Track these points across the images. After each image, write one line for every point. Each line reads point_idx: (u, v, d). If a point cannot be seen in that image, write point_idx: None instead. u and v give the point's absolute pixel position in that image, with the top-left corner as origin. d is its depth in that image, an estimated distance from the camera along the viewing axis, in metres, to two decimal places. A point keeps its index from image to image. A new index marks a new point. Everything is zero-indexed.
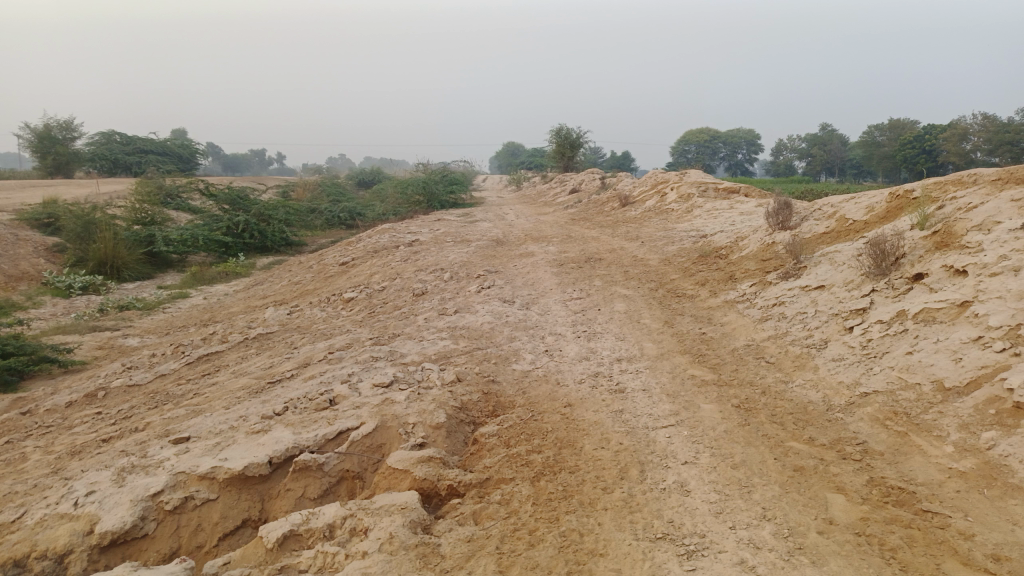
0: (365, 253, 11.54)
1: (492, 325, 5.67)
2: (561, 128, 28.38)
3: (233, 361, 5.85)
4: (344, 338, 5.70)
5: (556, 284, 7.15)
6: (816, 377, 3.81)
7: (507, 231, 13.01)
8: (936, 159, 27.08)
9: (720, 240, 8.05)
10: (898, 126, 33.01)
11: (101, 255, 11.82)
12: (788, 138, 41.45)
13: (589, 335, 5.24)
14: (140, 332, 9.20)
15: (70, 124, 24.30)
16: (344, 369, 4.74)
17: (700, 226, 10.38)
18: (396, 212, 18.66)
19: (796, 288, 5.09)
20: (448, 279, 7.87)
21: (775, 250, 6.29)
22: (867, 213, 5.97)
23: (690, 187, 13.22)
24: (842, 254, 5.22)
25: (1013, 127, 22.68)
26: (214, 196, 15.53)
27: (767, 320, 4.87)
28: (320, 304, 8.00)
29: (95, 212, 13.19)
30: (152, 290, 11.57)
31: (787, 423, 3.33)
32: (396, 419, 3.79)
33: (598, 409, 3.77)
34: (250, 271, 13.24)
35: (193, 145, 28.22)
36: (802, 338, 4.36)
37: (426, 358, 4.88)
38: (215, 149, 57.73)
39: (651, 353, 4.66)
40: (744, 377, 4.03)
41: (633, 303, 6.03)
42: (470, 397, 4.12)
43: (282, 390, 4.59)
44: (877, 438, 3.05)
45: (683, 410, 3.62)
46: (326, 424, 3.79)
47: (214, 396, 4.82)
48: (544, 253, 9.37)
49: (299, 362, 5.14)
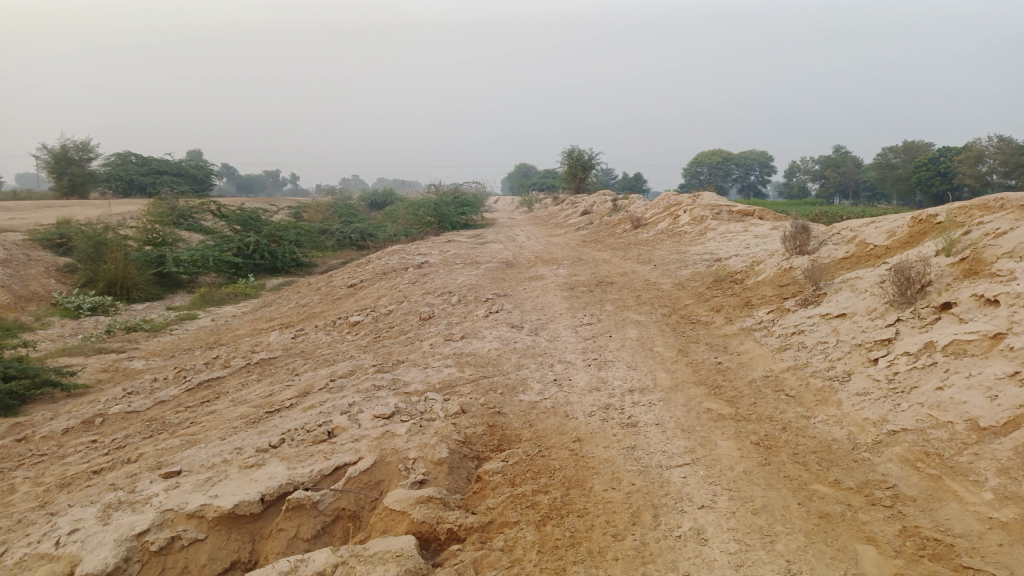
0: (374, 275, 11.41)
1: (500, 352, 5.49)
2: (573, 150, 28.32)
3: (234, 388, 5.69)
4: (347, 364, 5.53)
5: (566, 308, 6.97)
6: (840, 413, 3.61)
7: (518, 253, 12.87)
8: (951, 182, 26.80)
9: (734, 264, 7.86)
10: (912, 148, 32.77)
11: (111, 276, 11.76)
12: (801, 160, 41.26)
13: (600, 364, 5.05)
14: (145, 354, 9.08)
15: (86, 145, 24.48)
16: (345, 398, 4.57)
17: (713, 249, 10.19)
18: (406, 233, 18.58)
19: (816, 316, 4.89)
20: (456, 302, 7.71)
21: (792, 275, 6.09)
22: (888, 238, 5.77)
23: (703, 209, 13.04)
24: (863, 281, 5.02)
25: None
26: (225, 217, 15.50)
27: (785, 350, 4.66)
28: (326, 328, 7.85)
29: (107, 232, 13.17)
30: (160, 311, 11.48)
31: (810, 464, 3.12)
32: (396, 454, 3.60)
33: (608, 445, 3.57)
34: (259, 292, 13.15)
35: (207, 166, 28.38)
36: (823, 369, 4.15)
37: (431, 387, 4.70)
38: (230, 170, 58.19)
39: (665, 384, 4.46)
40: (764, 412, 3.82)
41: (645, 330, 5.84)
42: (475, 430, 3.93)
43: (279, 420, 4.41)
44: (909, 481, 2.83)
45: (698, 448, 3.42)
46: (322, 458, 3.61)
47: (210, 425, 4.66)
48: (554, 276, 9.20)
49: (299, 390, 4.97)
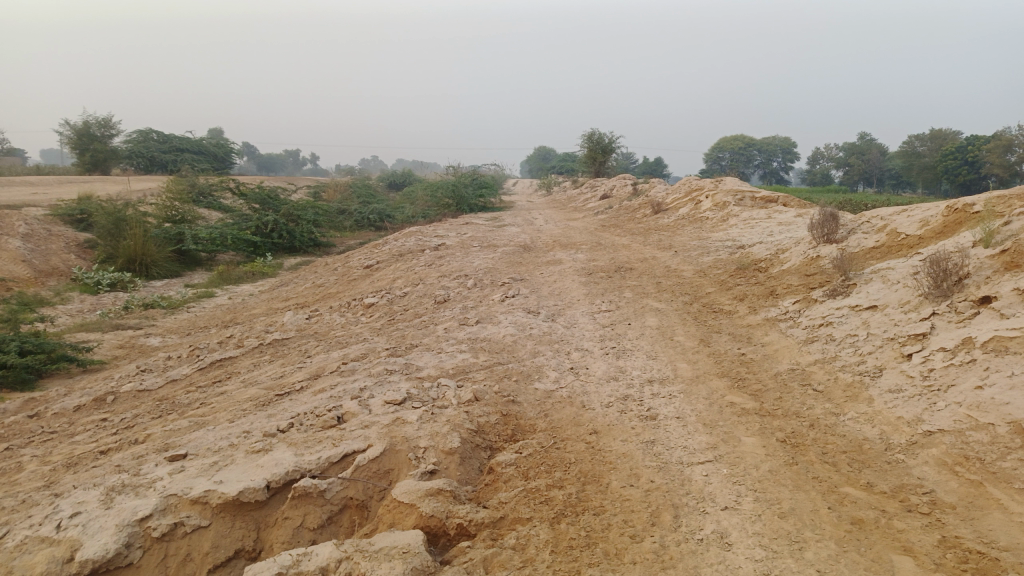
0: (390, 257, 11.29)
1: (515, 338, 5.35)
2: (593, 133, 27.97)
3: (245, 369, 5.60)
4: (360, 347, 5.42)
5: (584, 294, 6.82)
6: (871, 411, 3.44)
7: (536, 236, 12.70)
8: (979, 171, 26.19)
9: (758, 252, 7.65)
10: (939, 136, 32.08)
11: (131, 252, 11.76)
12: (825, 147, 40.59)
13: (618, 352, 4.89)
14: (161, 331, 9.04)
15: (109, 121, 24.55)
16: (356, 382, 4.46)
17: (735, 236, 9.96)
18: (425, 214, 18.45)
19: (845, 307, 4.70)
20: (472, 286, 7.57)
21: (819, 265, 5.89)
22: (921, 227, 5.55)
23: (725, 195, 12.78)
24: (896, 272, 4.82)
25: None
26: (244, 195, 15.43)
27: (812, 343, 4.48)
28: (340, 309, 7.76)
29: (127, 209, 13.14)
30: (178, 289, 11.45)
31: (841, 466, 2.96)
32: (407, 442, 3.49)
33: (627, 439, 3.43)
34: (276, 271, 13.09)
35: (228, 144, 28.34)
36: (853, 364, 3.98)
37: (444, 373, 4.58)
38: (250, 149, 58.23)
39: (686, 376, 4.31)
40: (790, 408, 3.66)
41: (666, 318, 5.67)
42: (488, 419, 3.81)
43: (288, 404, 4.31)
44: (947, 487, 2.67)
45: (721, 444, 3.27)
46: (330, 445, 3.49)
47: (220, 407, 4.56)
48: (572, 261, 9.03)
49: (310, 373, 4.86)
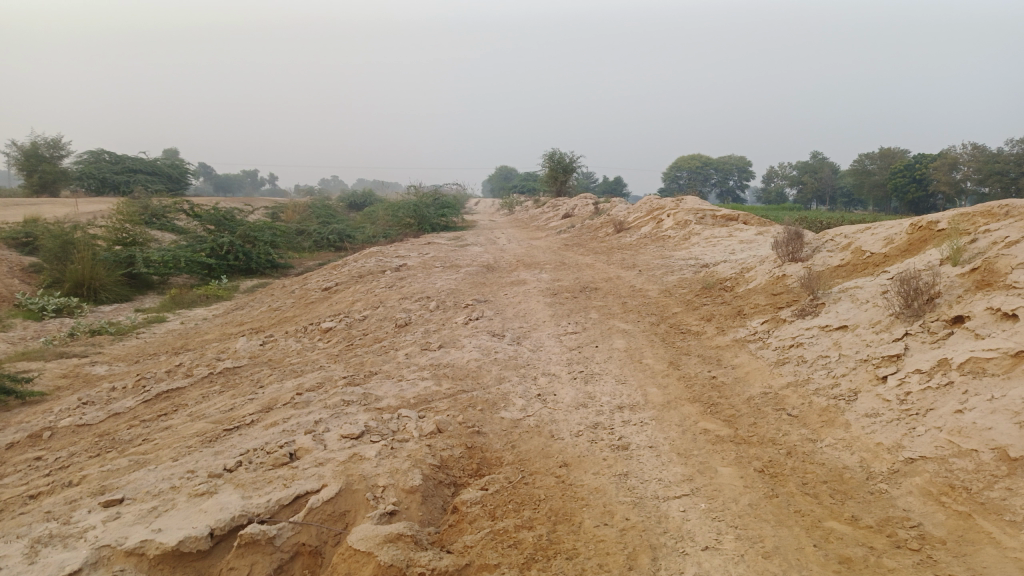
0: (349, 279, 11.01)
1: (479, 363, 5.15)
2: (554, 152, 28.08)
3: (193, 401, 5.29)
4: (316, 375, 5.17)
5: (550, 316, 6.66)
6: (849, 437, 3.32)
7: (498, 256, 12.54)
8: (927, 189, 26.87)
9: (723, 270, 7.58)
10: (889, 155, 32.89)
11: (78, 276, 11.28)
12: (780, 166, 41.41)
13: (586, 377, 4.73)
14: (108, 359, 8.62)
15: (58, 142, 23.82)
16: (311, 415, 4.21)
17: (698, 254, 9.93)
18: (386, 235, 18.20)
19: (815, 328, 4.61)
20: (434, 308, 7.36)
21: (786, 284, 5.82)
22: (886, 245, 5.52)
23: (686, 214, 12.79)
24: (864, 291, 4.75)
25: (1002, 158, 22.52)
26: (199, 216, 14.98)
27: (784, 365, 4.37)
28: (297, 334, 7.47)
29: (74, 231, 12.64)
30: (128, 313, 11.01)
31: (823, 497, 2.82)
32: (364, 481, 3.26)
33: (598, 472, 3.25)
34: (232, 294, 12.70)
35: (183, 165, 27.72)
36: (827, 387, 3.86)
37: (404, 403, 4.36)
38: (207, 169, 57.22)
39: (657, 401, 4.15)
40: (765, 434, 3.52)
41: (633, 340, 5.53)
42: (451, 453, 3.60)
43: (237, 440, 4.03)
44: (935, 520, 2.54)
45: (698, 476, 3.11)
46: (281, 486, 3.25)
47: (164, 444, 4.27)
48: (536, 281, 8.88)
49: (262, 405, 4.59)
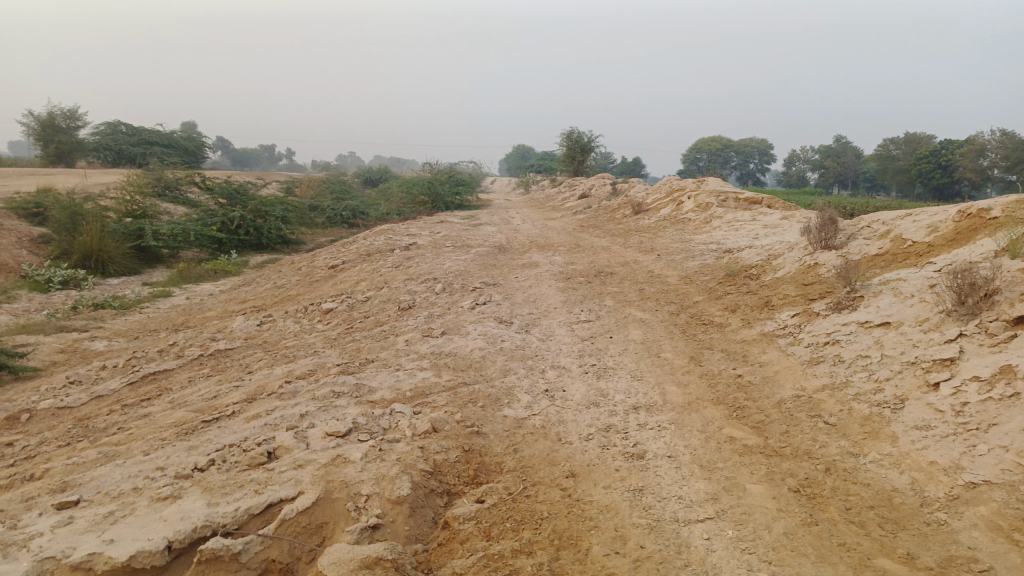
0: (357, 257, 10.65)
1: (483, 353, 4.77)
2: (572, 131, 27.53)
3: (178, 386, 4.95)
4: (308, 361, 4.81)
5: (562, 301, 6.26)
6: (897, 453, 2.91)
7: (512, 236, 12.12)
8: (952, 175, 26.10)
9: (747, 257, 7.14)
10: (914, 140, 31.96)
11: (86, 248, 10.99)
12: (801, 150, 40.58)
13: (599, 372, 4.33)
14: (108, 334, 8.32)
15: (74, 112, 23.56)
16: (296, 408, 3.85)
17: (720, 239, 9.47)
18: (399, 212, 17.84)
19: (853, 324, 4.18)
20: (440, 291, 6.97)
21: (818, 273, 5.38)
22: (930, 233, 5.06)
23: (707, 196, 12.29)
24: (909, 284, 4.31)
25: None
26: (210, 190, 14.63)
27: (818, 364, 3.95)
28: (297, 314, 7.11)
29: (84, 203, 12.34)
30: (135, 287, 10.72)
31: (871, 527, 2.42)
32: (345, 488, 2.89)
33: (609, 486, 2.87)
34: (241, 269, 12.38)
35: (200, 138, 27.45)
36: (868, 393, 3.45)
37: (399, 397, 3.99)
38: (225, 143, 56.97)
39: (676, 402, 3.75)
40: (800, 446, 3.12)
41: (651, 331, 5.12)
42: (446, 456, 3.22)
43: (214, 434, 3.69)
44: (1009, 563, 2.14)
45: (724, 495, 2.72)
46: (253, 492, 2.88)
47: (138, 434, 3.92)
48: (549, 264, 8.48)
49: (246, 394, 4.23)
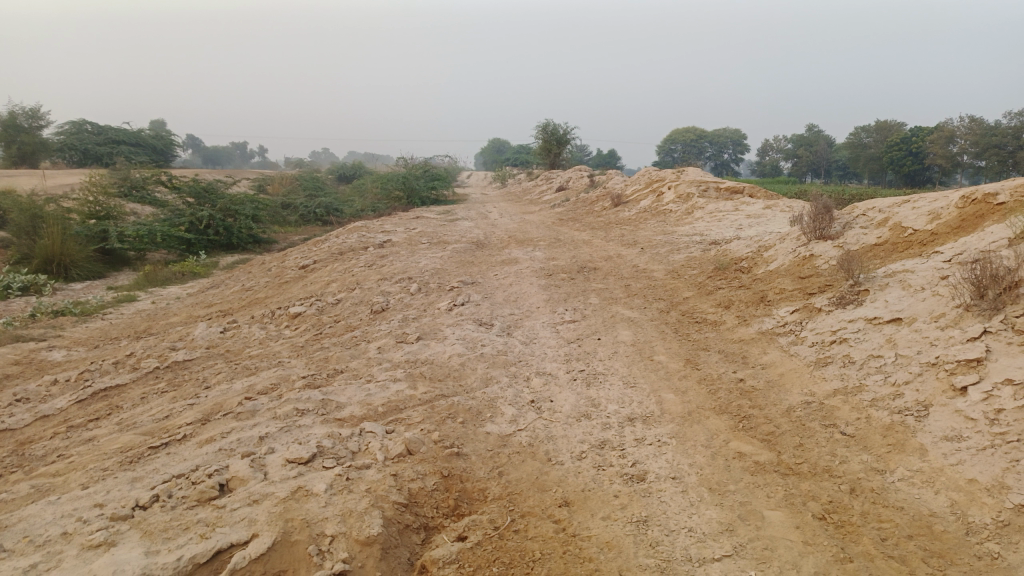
0: (329, 256, 10.21)
1: (462, 360, 4.40)
2: (547, 124, 27.20)
3: (131, 404, 4.52)
4: (271, 373, 4.41)
5: (545, 300, 5.91)
6: (929, 469, 2.60)
7: (489, 231, 11.75)
8: (923, 162, 26.14)
9: (735, 248, 6.84)
10: (887, 127, 31.93)
11: (47, 252, 10.43)
12: (774, 139, 40.64)
13: (589, 379, 3.98)
14: (66, 343, 7.82)
15: (37, 112, 22.76)
16: (255, 430, 3.46)
17: (704, 230, 9.17)
18: (374, 209, 17.40)
19: (860, 321, 3.87)
20: (415, 291, 6.59)
21: (815, 265, 5.08)
22: (932, 221, 4.77)
23: (687, 186, 12.00)
24: (918, 277, 4.00)
25: (1000, 130, 21.54)
26: (178, 189, 14.04)
27: (827, 366, 3.64)
28: (264, 319, 6.69)
29: (45, 204, 11.72)
30: (99, 292, 10.20)
31: (916, 564, 2.10)
32: (307, 528, 2.51)
33: (610, 517, 2.53)
34: (210, 271, 11.88)
35: (168, 136, 26.70)
36: (887, 399, 3.14)
37: (370, 413, 3.62)
38: (195, 140, 55.81)
39: (675, 413, 3.41)
40: (818, 463, 2.79)
41: (642, 332, 4.78)
42: (423, 484, 2.86)
43: (163, 462, 3.29)
44: None
45: (741, 526, 2.39)
46: (201, 536, 2.50)
47: (79, 463, 3.51)
48: (529, 260, 8.13)
49: (201, 414, 3.83)
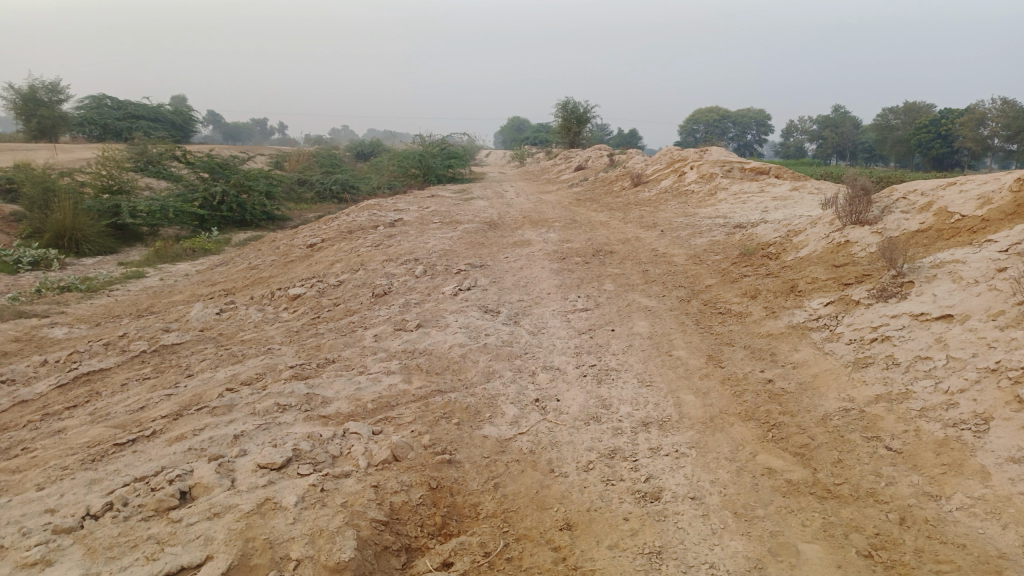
0: (337, 234, 9.89)
1: (463, 351, 4.05)
2: (568, 102, 26.67)
3: (111, 391, 4.22)
4: (258, 362, 4.09)
5: (557, 285, 5.55)
6: (994, 497, 2.22)
7: (505, 211, 11.39)
8: (952, 145, 25.32)
9: (761, 233, 6.42)
10: (916, 108, 30.94)
11: (58, 226, 10.17)
12: (799, 120, 39.76)
13: (600, 376, 3.62)
14: (69, 320, 7.53)
15: (58, 85, 22.55)
16: (230, 427, 3.15)
17: (727, 212, 8.74)
18: (390, 186, 17.06)
19: (904, 316, 3.48)
20: (421, 274, 6.25)
21: (851, 253, 4.67)
22: (982, 206, 4.33)
23: (711, 166, 11.52)
24: (970, 268, 3.59)
25: None
26: (192, 163, 13.75)
27: (867, 368, 3.26)
28: (264, 300, 6.38)
29: (58, 178, 11.49)
30: (109, 267, 9.95)
31: None
32: (269, 549, 2.17)
33: (619, 546, 2.18)
34: (221, 247, 11.60)
35: (187, 111, 26.40)
36: (938, 410, 2.75)
37: (358, 412, 3.29)
38: (216, 116, 55.72)
39: (695, 418, 3.05)
40: (861, 485, 2.42)
41: (660, 323, 4.41)
42: (407, 497, 2.52)
43: (127, 462, 2.98)
44: None
45: (772, 564, 2.03)
46: (149, 555, 2.17)
47: (40, 459, 3.19)
48: (543, 241, 7.76)
49: (177, 407, 3.52)
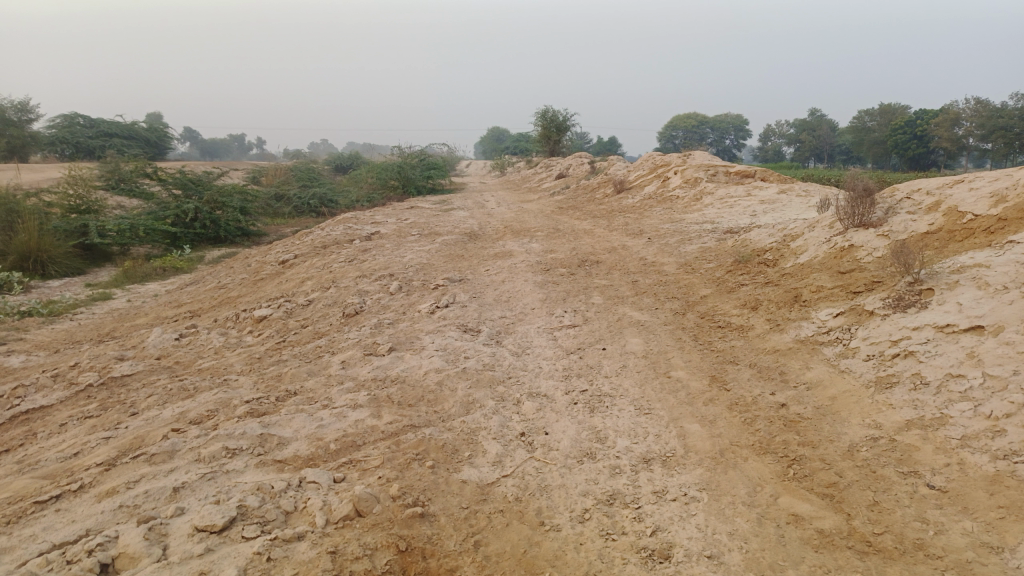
0: (312, 250, 9.45)
1: (440, 378, 3.65)
2: (547, 110, 26.40)
3: (48, 433, 3.75)
4: (211, 397, 3.66)
5: (542, 299, 5.17)
6: None
7: (485, 222, 11.00)
8: (929, 145, 25.29)
9: (756, 237, 6.09)
10: (892, 109, 30.96)
11: (21, 248, 9.63)
12: (777, 123, 39.80)
13: (592, 404, 3.24)
14: (26, 347, 7.02)
15: (27, 104, 21.88)
16: (170, 478, 2.73)
17: (715, 217, 8.41)
18: (369, 199, 16.63)
19: (927, 329, 3.13)
20: (396, 291, 5.85)
21: (857, 258, 4.33)
22: (997, 203, 4.00)
23: (694, 170, 11.21)
24: (996, 272, 3.25)
25: (1007, 111, 20.58)
26: (164, 180, 13.24)
27: (891, 389, 2.90)
28: (230, 323, 5.93)
29: (21, 197, 10.93)
30: (76, 289, 9.43)
31: None
32: None
33: None
34: (194, 266, 11.12)
35: (161, 127, 25.80)
36: (983, 439, 2.39)
37: (318, 455, 2.88)
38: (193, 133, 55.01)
39: (702, 453, 2.67)
40: (905, 534, 2.06)
41: (655, 339, 4.04)
42: (370, 563, 2.12)
43: (46, 524, 2.54)
44: None
45: None
46: None
47: None
48: (525, 252, 7.39)
49: (114, 454, 3.08)
